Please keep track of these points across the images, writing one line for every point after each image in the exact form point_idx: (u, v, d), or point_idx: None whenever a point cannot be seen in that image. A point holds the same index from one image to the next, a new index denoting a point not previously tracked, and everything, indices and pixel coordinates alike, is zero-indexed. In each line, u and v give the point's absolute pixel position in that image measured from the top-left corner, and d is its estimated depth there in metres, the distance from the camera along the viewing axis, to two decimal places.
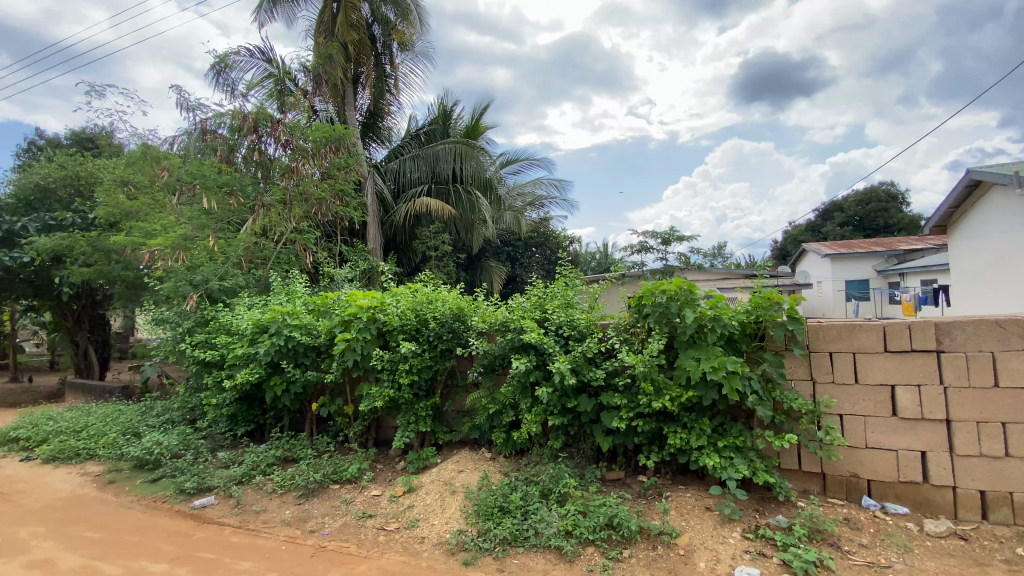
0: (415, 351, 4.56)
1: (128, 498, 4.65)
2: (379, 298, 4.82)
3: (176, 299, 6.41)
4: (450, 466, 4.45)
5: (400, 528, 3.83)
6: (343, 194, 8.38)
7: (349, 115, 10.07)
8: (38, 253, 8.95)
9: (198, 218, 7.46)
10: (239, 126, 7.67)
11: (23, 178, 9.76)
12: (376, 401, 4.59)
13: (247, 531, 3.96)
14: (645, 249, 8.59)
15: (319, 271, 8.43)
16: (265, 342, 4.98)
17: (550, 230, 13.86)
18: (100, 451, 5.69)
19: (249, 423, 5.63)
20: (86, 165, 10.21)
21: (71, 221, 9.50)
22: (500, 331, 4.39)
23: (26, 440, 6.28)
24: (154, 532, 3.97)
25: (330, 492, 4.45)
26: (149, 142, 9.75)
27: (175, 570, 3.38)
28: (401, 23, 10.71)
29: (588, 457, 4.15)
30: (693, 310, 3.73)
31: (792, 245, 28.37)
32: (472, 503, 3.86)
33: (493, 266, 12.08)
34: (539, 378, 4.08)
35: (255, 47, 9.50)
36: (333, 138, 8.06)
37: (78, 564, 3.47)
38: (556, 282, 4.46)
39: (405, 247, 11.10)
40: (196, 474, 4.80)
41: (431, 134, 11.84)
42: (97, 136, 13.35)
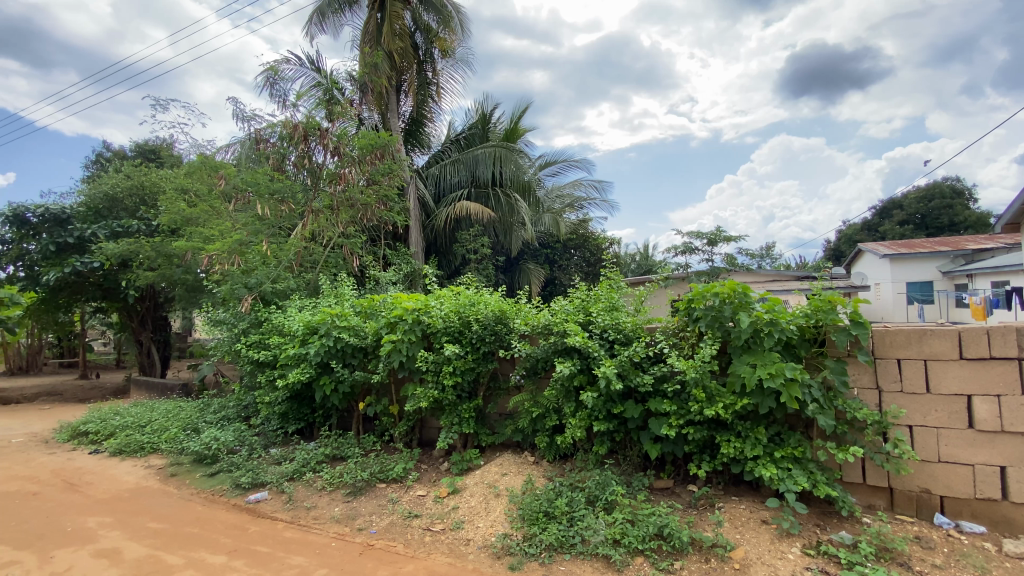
0: (458, 353, 4.57)
1: (188, 491, 4.89)
2: (423, 300, 4.89)
3: (231, 301, 6.71)
4: (494, 469, 4.45)
5: (445, 529, 3.85)
6: (387, 200, 8.58)
7: (393, 122, 10.30)
8: (107, 257, 9.58)
9: (252, 224, 7.80)
10: (289, 134, 7.97)
11: (93, 188, 10.48)
12: (421, 403, 4.64)
13: (299, 526, 4.08)
14: (691, 250, 8.35)
15: (365, 275, 8.67)
16: (316, 342, 5.14)
17: (591, 232, 13.71)
18: (163, 445, 6.02)
19: (299, 421, 5.82)
20: (150, 175, 10.89)
21: (136, 228, 10.15)
22: (543, 334, 4.36)
23: (95, 434, 6.71)
24: (212, 524, 4.15)
25: (376, 491, 4.53)
26: (206, 152, 10.29)
27: (232, 562, 3.52)
28: (443, 31, 10.92)
29: (635, 464, 4.06)
30: (748, 314, 3.58)
31: (846, 245, 26.99)
32: (517, 507, 3.84)
33: (532, 268, 12.04)
34: (584, 382, 4.01)
35: (305, 57, 9.89)
36: (378, 145, 8.27)
37: (143, 554, 3.67)
38: (600, 285, 4.38)
39: (445, 250, 11.23)
40: (251, 470, 5.00)
41: (470, 138, 11.98)
42: (159, 147, 14.22)
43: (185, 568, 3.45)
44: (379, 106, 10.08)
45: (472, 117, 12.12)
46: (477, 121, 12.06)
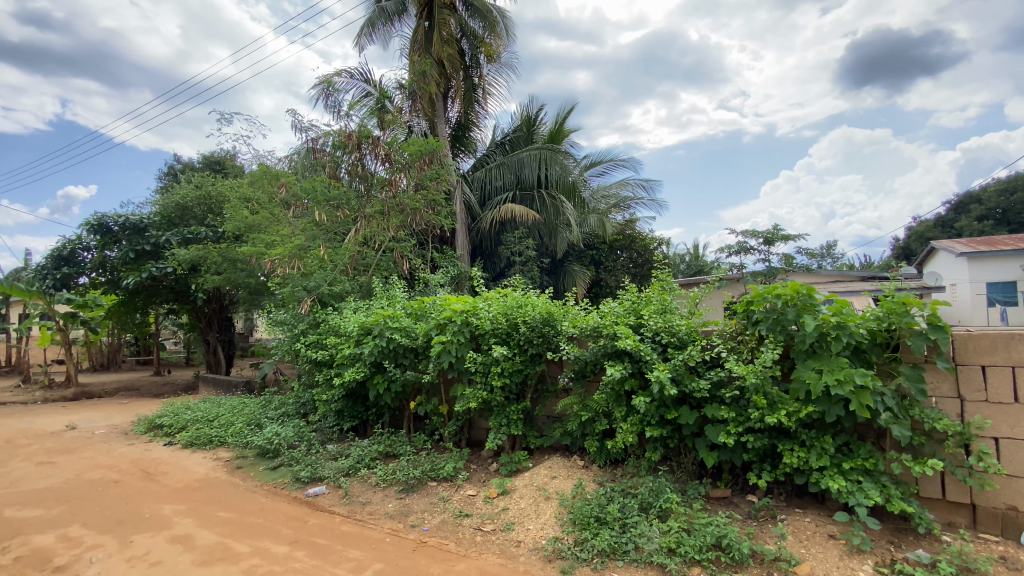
0: (507, 355, 4.58)
1: (252, 483, 5.16)
2: (472, 302, 4.94)
3: (292, 303, 7.06)
4: (543, 472, 4.44)
5: (496, 529, 3.87)
6: (435, 204, 8.76)
7: (441, 128, 10.51)
8: (179, 263, 10.28)
9: (310, 230, 8.14)
10: (343, 143, 8.30)
11: (167, 198, 11.28)
12: (470, 403, 4.68)
13: (355, 521, 4.22)
14: (746, 250, 8.03)
15: (415, 277, 8.87)
16: (370, 343, 5.31)
17: (638, 232, 13.43)
18: (230, 439, 6.38)
19: (354, 418, 6.02)
20: (216, 185, 11.59)
21: (205, 235, 10.84)
22: (592, 336, 4.30)
23: (169, 427, 7.20)
24: (274, 516, 4.36)
25: (428, 489, 4.63)
26: (267, 162, 10.86)
27: (294, 553, 3.68)
28: (489, 35, 11.11)
29: (690, 472, 3.94)
30: (813, 317, 3.42)
31: (918, 243, 25.12)
32: (568, 511, 3.81)
33: (577, 269, 11.91)
34: (636, 386, 3.93)
35: (356, 69, 10.24)
36: (427, 151, 8.46)
37: (213, 541, 3.90)
38: (651, 287, 4.28)
39: (490, 253, 11.33)
40: (310, 465, 5.23)
41: (515, 141, 12.05)
42: (224, 159, 15.16)
43: (251, 556, 3.64)
44: (427, 112, 10.31)
45: (517, 119, 12.18)
46: (522, 123, 12.10)
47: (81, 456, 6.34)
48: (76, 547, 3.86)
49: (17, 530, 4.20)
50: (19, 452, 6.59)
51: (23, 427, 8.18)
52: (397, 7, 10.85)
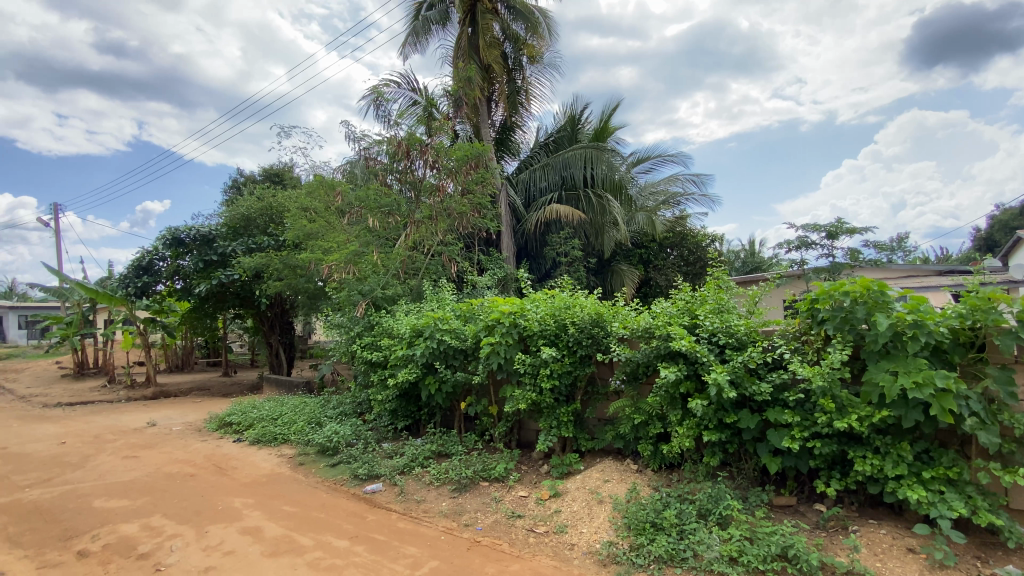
0: (556, 356, 4.56)
1: (314, 479, 5.40)
2: (519, 304, 4.96)
3: (348, 306, 7.37)
4: (595, 475, 4.39)
5: (549, 531, 3.86)
6: (481, 207, 8.88)
7: (484, 131, 10.62)
8: (245, 270, 10.92)
9: (363, 236, 8.42)
10: (394, 151, 8.56)
11: (233, 210, 12.01)
12: (520, 404, 4.70)
13: (411, 518, 4.33)
14: (807, 245, 7.62)
15: (463, 280, 8.99)
16: (421, 344, 5.45)
17: (689, 230, 13.02)
18: (293, 436, 6.70)
19: (407, 418, 6.19)
20: (276, 196, 12.24)
21: (267, 244, 11.47)
22: (644, 337, 4.21)
23: (238, 424, 7.66)
24: (335, 511, 4.54)
25: (480, 489, 4.68)
26: (321, 172, 11.36)
27: (355, 547, 3.82)
28: (531, 37, 11.16)
29: (752, 478, 3.79)
30: (886, 315, 3.21)
31: (1002, 233, 23.01)
32: (622, 515, 3.75)
33: (625, 269, 11.66)
34: (692, 389, 3.81)
35: (403, 78, 10.49)
36: (473, 155, 8.58)
37: (279, 533, 4.11)
38: (707, 286, 4.15)
39: (536, 254, 11.31)
40: (367, 463, 5.41)
41: (559, 141, 12.02)
42: (283, 171, 16.00)
43: (315, 549, 3.81)
44: (472, 117, 10.46)
45: (561, 119, 12.14)
46: (566, 123, 12.05)
47: (160, 451, 6.86)
48: (157, 536, 4.18)
49: (107, 519, 4.60)
50: (107, 447, 7.21)
51: (110, 424, 8.95)
52: (440, 15, 11.07)
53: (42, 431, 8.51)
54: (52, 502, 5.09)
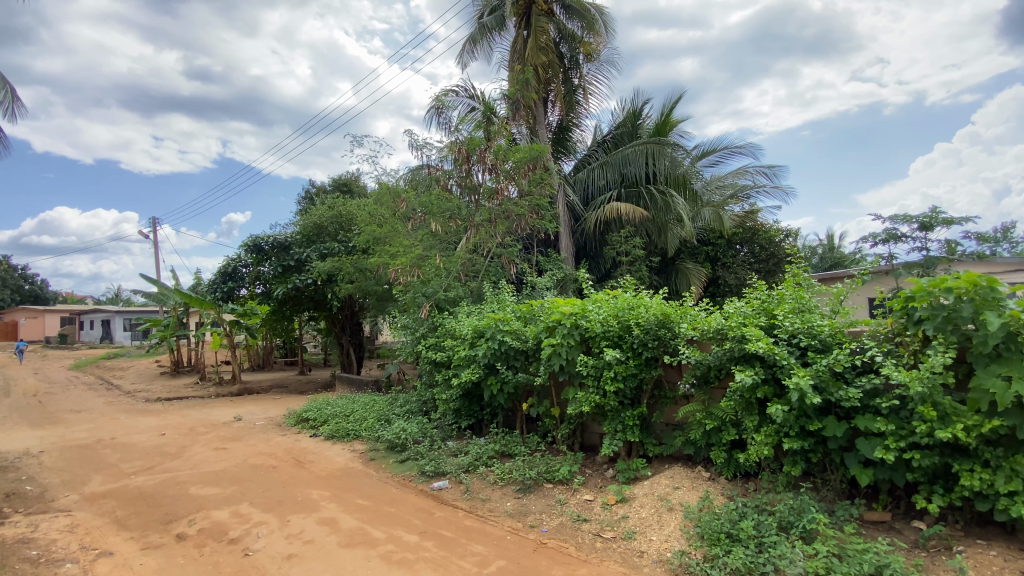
0: (620, 358, 4.43)
1: (384, 474, 5.62)
2: (580, 305, 4.90)
3: (413, 308, 7.65)
4: (664, 481, 4.25)
5: (617, 537, 3.79)
6: (539, 208, 8.90)
7: (542, 132, 10.63)
8: (319, 274, 11.57)
9: (427, 240, 8.66)
10: (456, 157, 8.77)
11: (307, 219, 12.75)
12: (583, 407, 4.62)
13: (477, 516, 4.39)
14: (897, 238, 7.01)
15: (523, 281, 9.04)
16: (483, 345, 5.54)
17: (760, 225, 12.36)
18: (364, 432, 7.01)
19: (470, 417, 6.30)
20: (345, 204, 12.87)
21: (337, 250, 12.09)
22: (715, 339, 4.02)
23: (314, 420, 8.13)
24: (404, 506, 4.69)
25: (544, 490, 4.68)
26: (386, 180, 11.82)
27: (424, 542, 3.93)
28: (588, 35, 11.05)
29: (839, 491, 3.52)
30: (997, 314, 2.88)
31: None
32: (695, 524, 3.61)
33: (690, 267, 11.23)
34: (770, 394, 3.60)
35: (462, 85, 10.72)
36: (532, 157, 8.59)
37: (354, 525, 4.30)
38: (785, 285, 3.92)
39: (596, 253, 11.12)
40: (433, 460, 5.55)
41: (619, 138, 11.79)
42: (351, 181, 16.84)
43: (386, 542, 3.95)
44: (528, 119, 10.51)
45: (620, 116, 11.93)
46: (626, 119, 11.81)
47: (246, 443, 7.41)
48: (245, 523, 4.50)
49: (201, 505, 5.02)
50: (201, 439, 7.88)
51: (202, 418, 9.76)
52: (497, 21, 11.16)
53: (146, 423, 9.43)
54: (155, 488, 5.62)
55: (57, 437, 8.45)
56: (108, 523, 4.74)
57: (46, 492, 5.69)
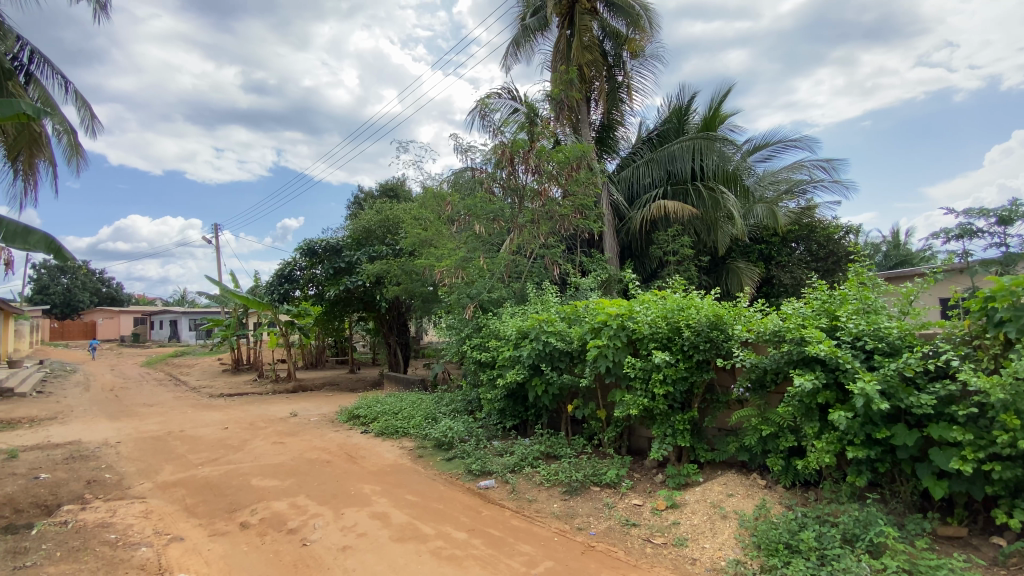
0: (669, 361, 4.33)
1: (432, 471, 5.74)
2: (627, 306, 4.82)
3: (458, 309, 7.82)
4: (717, 487, 4.12)
5: (667, 543, 3.70)
6: (584, 208, 8.86)
7: (584, 131, 10.56)
8: (368, 277, 11.95)
9: (471, 242, 8.80)
10: (499, 159, 8.64)
11: (356, 223, 13.20)
12: (631, 410, 4.54)
13: (524, 516, 4.41)
14: (974, 233, 6.50)
15: (566, 282, 9.01)
16: (527, 346, 5.56)
17: (817, 221, 11.78)
18: (412, 430, 7.19)
19: (515, 417, 6.34)
20: (392, 208, 13.25)
21: (385, 252, 12.48)
22: (772, 342, 3.87)
23: (365, 417, 8.42)
24: (452, 503, 4.78)
25: (591, 493, 4.64)
26: (431, 184, 12.09)
27: (473, 539, 3.99)
28: (633, 31, 10.88)
29: (910, 503, 3.30)
30: None
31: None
32: (751, 533, 3.49)
33: (742, 267, 10.82)
34: (832, 399, 3.44)
35: (505, 88, 10.86)
36: (576, 157, 8.54)
37: (404, 520, 4.42)
38: (848, 285, 3.73)
39: (641, 254, 10.91)
40: (479, 459, 5.62)
41: (664, 134, 11.55)
42: (398, 186, 17.34)
43: (436, 538, 4.04)
44: (572, 119, 10.47)
45: (665, 112, 11.71)
46: (672, 116, 11.59)
47: (301, 438, 7.76)
48: (302, 514, 4.71)
49: (262, 496, 5.30)
50: (260, 433, 8.31)
51: (261, 413, 10.30)
52: (541, 23, 11.19)
53: (210, 417, 10.05)
54: (220, 479, 5.97)
55: (133, 429, 9.14)
56: (179, 510, 5.08)
57: (123, 480, 6.16)
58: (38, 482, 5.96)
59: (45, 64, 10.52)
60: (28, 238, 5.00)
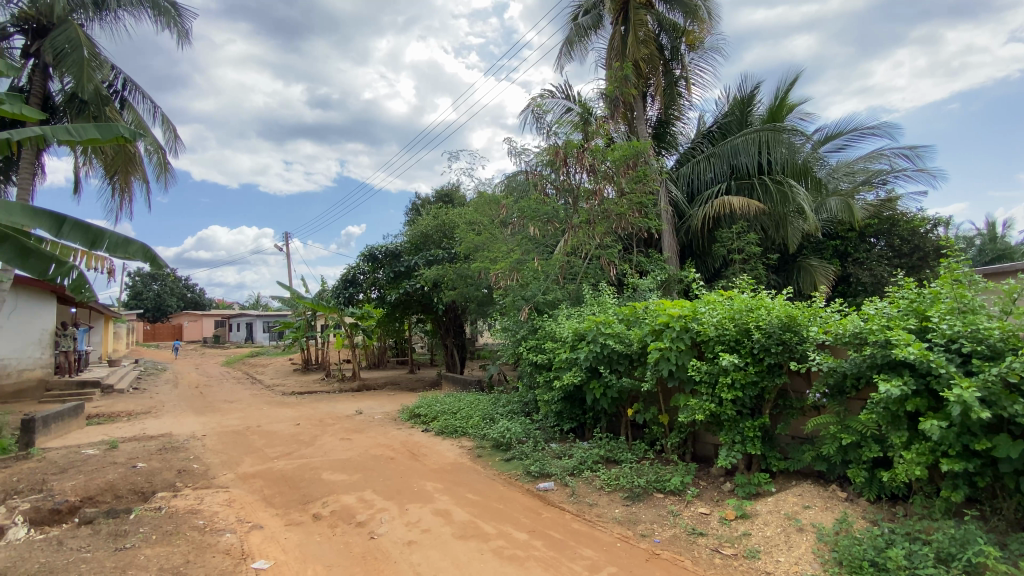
0: (737, 364, 4.14)
1: (491, 471, 5.81)
2: (690, 306, 4.67)
3: (514, 311, 7.90)
4: (792, 499, 3.89)
5: (738, 555, 3.54)
6: (642, 206, 8.68)
7: (641, 128, 10.31)
8: (426, 281, 12.28)
9: (525, 244, 8.89)
10: (553, 160, 8.54)
11: (414, 228, 13.61)
12: (696, 415, 4.38)
13: (585, 520, 4.36)
14: None
15: (624, 283, 8.83)
16: (584, 348, 5.50)
17: (900, 214, 10.85)
18: (470, 429, 7.31)
19: (572, 420, 6.29)
20: (448, 213, 13.56)
21: (442, 256, 12.82)
22: (853, 344, 3.61)
23: (425, 416, 8.67)
24: (512, 504, 4.81)
25: (655, 500, 4.52)
26: (485, 188, 12.30)
27: (533, 541, 4.00)
28: (692, 22, 10.49)
29: (1017, 522, 2.97)
30: None
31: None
32: (831, 548, 3.28)
33: (815, 265, 10.17)
34: (923, 407, 3.16)
35: (557, 89, 10.86)
36: (632, 154, 8.35)
37: (466, 518, 4.50)
38: (941, 282, 3.41)
39: (702, 253, 10.53)
40: (538, 461, 5.62)
41: (726, 127, 11.10)
42: (453, 192, 17.77)
43: (497, 538, 4.09)
44: (627, 117, 10.28)
45: (726, 104, 11.25)
46: (733, 108, 11.11)
47: (367, 435, 8.10)
48: (370, 509, 4.91)
49: (332, 489, 5.58)
50: (328, 430, 8.76)
51: (329, 411, 10.85)
52: (594, 20, 11.03)
53: (283, 414, 10.71)
54: (294, 472, 6.34)
55: (216, 423, 9.89)
56: (258, 500, 5.45)
57: (209, 470, 6.70)
58: (137, 470, 6.59)
59: (137, 90, 11.66)
60: (128, 249, 5.51)
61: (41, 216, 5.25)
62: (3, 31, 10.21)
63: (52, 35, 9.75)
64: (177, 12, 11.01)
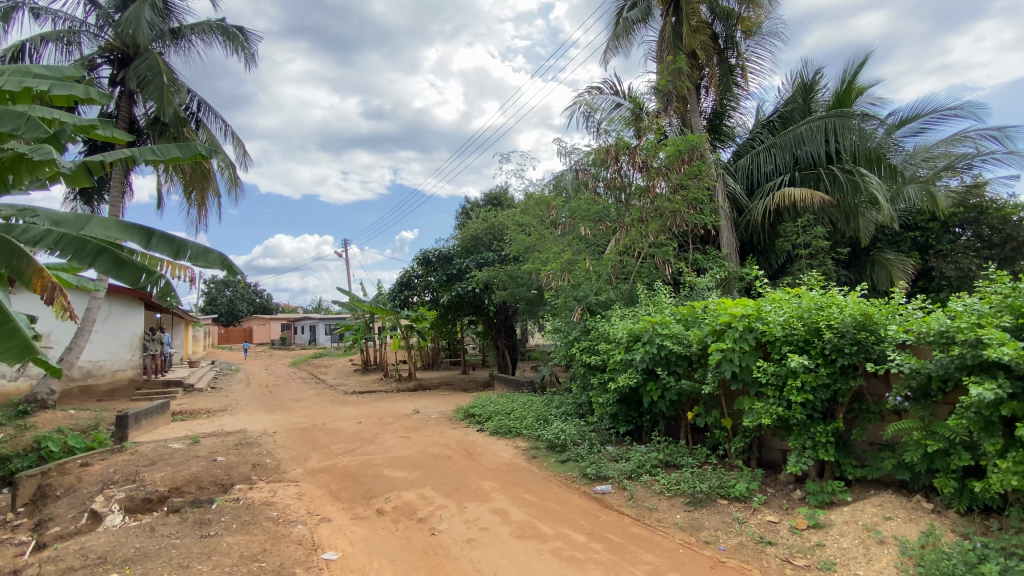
0: (807, 366, 3.93)
1: (547, 472, 5.82)
2: (754, 306, 4.50)
3: (566, 311, 7.88)
4: (870, 509, 3.64)
5: (811, 566, 3.36)
6: (697, 202, 8.38)
7: (695, 121, 9.95)
8: (477, 283, 12.45)
9: (576, 244, 8.84)
10: (603, 159, 8.47)
11: (465, 232, 13.84)
12: (762, 418, 4.20)
13: (645, 524, 4.29)
14: None
15: (679, 282, 8.60)
16: (640, 350, 5.40)
17: (990, 200, 9.88)
18: (524, 430, 7.36)
19: (629, 423, 6.18)
20: (498, 216, 13.70)
21: (492, 258, 12.97)
22: (938, 344, 3.33)
23: (479, 416, 8.79)
24: (569, 505, 4.80)
25: (718, 506, 4.36)
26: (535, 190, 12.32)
27: (592, 543, 3.97)
28: (747, 8, 10.05)
29: None
30: None
31: None
32: (916, 563, 3.06)
33: (891, 258, 9.45)
34: (1022, 411, 2.87)
35: (606, 85, 10.72)
36: (686, 148, 8.04)
37: (524, 518, 4.54)
38: None
39: (764, 248, 10.06)
40: (595, 463, 5.58)
41: (787, 116, 10.54)
42: (502, 194, 17.93)
43: (555, 538, 4.10)
44: (680, 110, 9.98)
45: (789, 91, 10.67)
46: (796, 94, 10.55)
47: (424, 434, 8.34)
48: (430, 505, 5.05)
49: (393, 486, 5.79)
50: (387, 428, 9.07)
51: (387, 410, 11.23)
52: (641, 13, 10.80)
53: (346, 412, 11.20)
54: (357, 468, 6.63)
55: (285, 421, 10.49)
56: (325, 494, 5.74)
57: (280, 465, 7.13)
58: (217, 463, 7.12)
59: (210, 110, 12.59)
60: (207, 258, 5.97)
61: (132, 230, 5.75)
62: (93, 62, 11.31)
63: (135, 64, 10.73)
64: (244, 36, 11.83)
